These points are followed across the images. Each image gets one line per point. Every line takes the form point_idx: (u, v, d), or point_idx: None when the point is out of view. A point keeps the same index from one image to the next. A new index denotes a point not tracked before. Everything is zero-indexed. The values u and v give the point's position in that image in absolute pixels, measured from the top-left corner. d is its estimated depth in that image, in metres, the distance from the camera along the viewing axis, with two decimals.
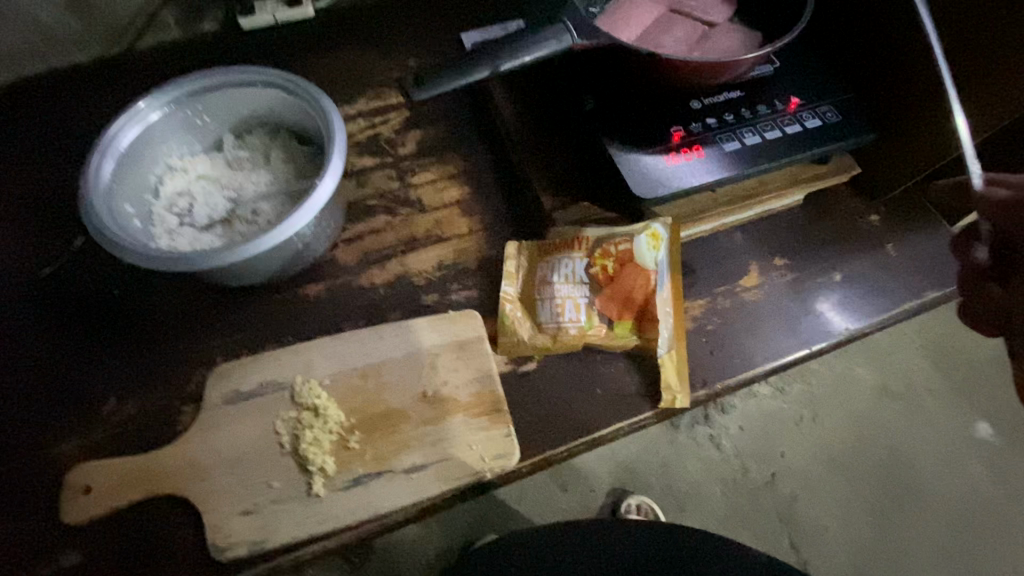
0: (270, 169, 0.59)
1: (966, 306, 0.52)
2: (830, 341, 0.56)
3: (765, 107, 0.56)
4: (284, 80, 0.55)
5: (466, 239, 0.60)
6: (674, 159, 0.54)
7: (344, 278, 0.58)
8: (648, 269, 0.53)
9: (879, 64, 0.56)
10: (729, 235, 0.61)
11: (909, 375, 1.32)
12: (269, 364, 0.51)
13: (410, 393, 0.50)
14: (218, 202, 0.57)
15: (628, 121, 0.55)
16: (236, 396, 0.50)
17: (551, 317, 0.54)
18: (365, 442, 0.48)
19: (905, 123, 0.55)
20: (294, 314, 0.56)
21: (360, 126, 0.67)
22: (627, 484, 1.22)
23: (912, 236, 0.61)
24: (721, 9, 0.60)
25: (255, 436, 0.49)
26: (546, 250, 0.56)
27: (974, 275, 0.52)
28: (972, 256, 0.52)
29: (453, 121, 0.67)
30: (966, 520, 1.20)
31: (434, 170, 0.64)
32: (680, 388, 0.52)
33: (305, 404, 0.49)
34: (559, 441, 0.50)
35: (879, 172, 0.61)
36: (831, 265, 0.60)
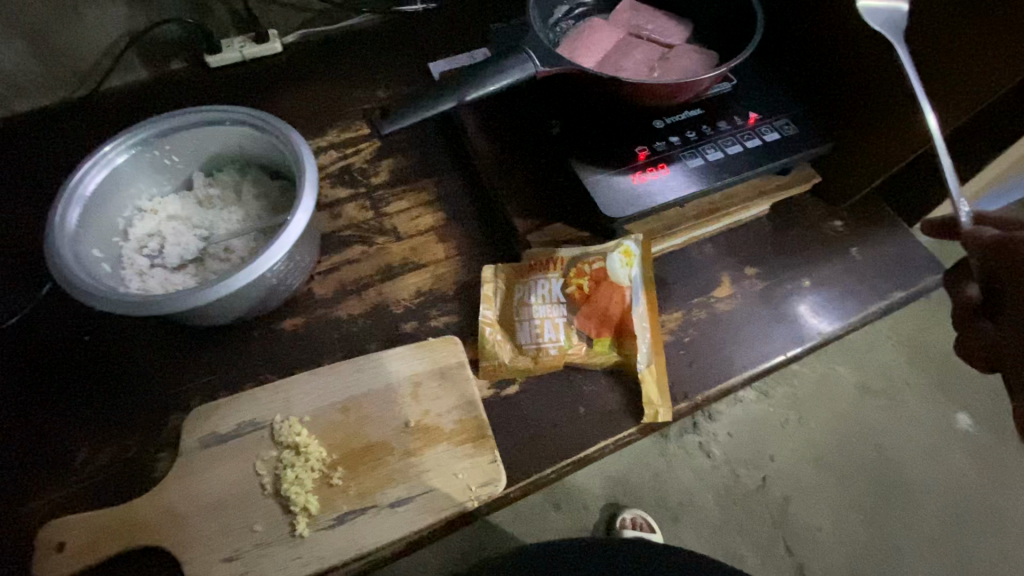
0: (242, 206, 0.59)
1: (960, 343, 0.43)
2: (804, 346, 0.57)
3: (726, 123, 0.58)
4: (253, 117, 0.55)
5: (442, 265, 0.60)
6: (641, 177, 0.55)
7: (321, 311, 0.57)
8: (622, 285, 0.54)
9: (828, 79, 0.58)
10: (700, 247, 0.62)
11: (887, 370, 1.35)
12: (247, 403, 0.51)
13: (393, 424, 0.50)
14: (190, 241, 0.57)
15: (594, 143, 0.56)
16: (214, 438, 0.49)
17: (530, 338, 0.54)
18: (349, 477, 0.47)
19: (858, 134, 0.58)
20: (271, 350, 0.55)
21: (332, 157, 0.67)
22: (621, 498, 1.22)
23: (874, 239, 0.64)
24: (677, 31, 0.63)
25: (235, 479, 0.47)
26: (522, 272, 0.56)
27: (963, 311, 0.44)
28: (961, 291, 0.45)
29: (424, 149, 0.68)
30: (952, 511, 1.22)
31: (408, 198, 0.65)
32: (661, 402, 0.52)
33: (286, 442, 0.49)
34: (545, 463, 0.50)
35: (837, 180, 0.63)
36: (800, 271, 0.61)
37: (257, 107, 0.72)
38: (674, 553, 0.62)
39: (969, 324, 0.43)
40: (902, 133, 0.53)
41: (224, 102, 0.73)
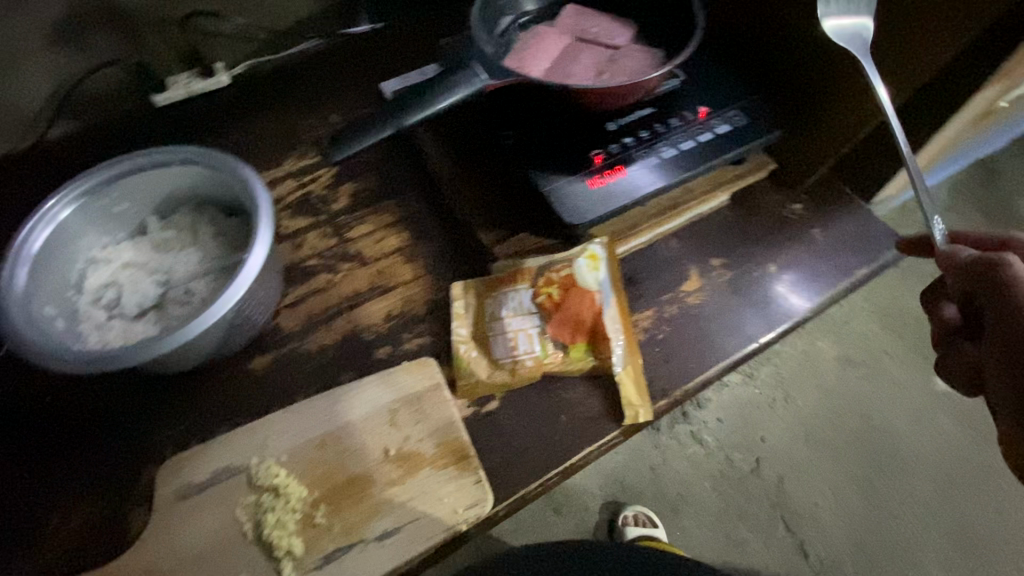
0: (200, 246, 0.58)
1: (942, 365, 0.50)
2: (775, 331, 0.58)
3: (677, 119, 0.58)
4: (201, 155, 0.54)
5: (411, 286, 0.60)
6: (599, 181, 0.55)
7: (291, 345, 0.56)
8: (591, 290, 0.54)
9: (769, 70, 0.60)
10: (666, 243, 0.62)
11: (865, 340, 1.38)
12: (221, 449, 0.49)
13: (372, 455, 0.49)
14: (148, 288, 0.55)
15: (549, 150, 0.56)
16: (190, 489, 0.47)
17: (505, 352, 0.53)
18: (332, 514, 0.46)
19: (805, 119, 0.59)
20: (243, 391, 0.54)
21: (290, 188, 0.67)
22: (619, 496, 1.23)
23: (834, 218, 0.65)
24: (622, 32, 0.64)
25: (215, 530, 0.46)
26: (491, 286, 0.55)
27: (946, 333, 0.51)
28: (942, 313, 0.52)
29: (383, 170, 0.67)
30: (941, 470, 1.25)
31: (371, 222, 0.64)
32: (641, 402, 0.52)
33: (264, 485, 0.47)
34: (531, 476, 0.50)
35: (790, 164, 0.64)
36: (765, 257, 0.62)
37: (211, 144, 0.72)
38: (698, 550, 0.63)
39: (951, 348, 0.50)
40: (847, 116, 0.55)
41: (176, 141, 0.72)
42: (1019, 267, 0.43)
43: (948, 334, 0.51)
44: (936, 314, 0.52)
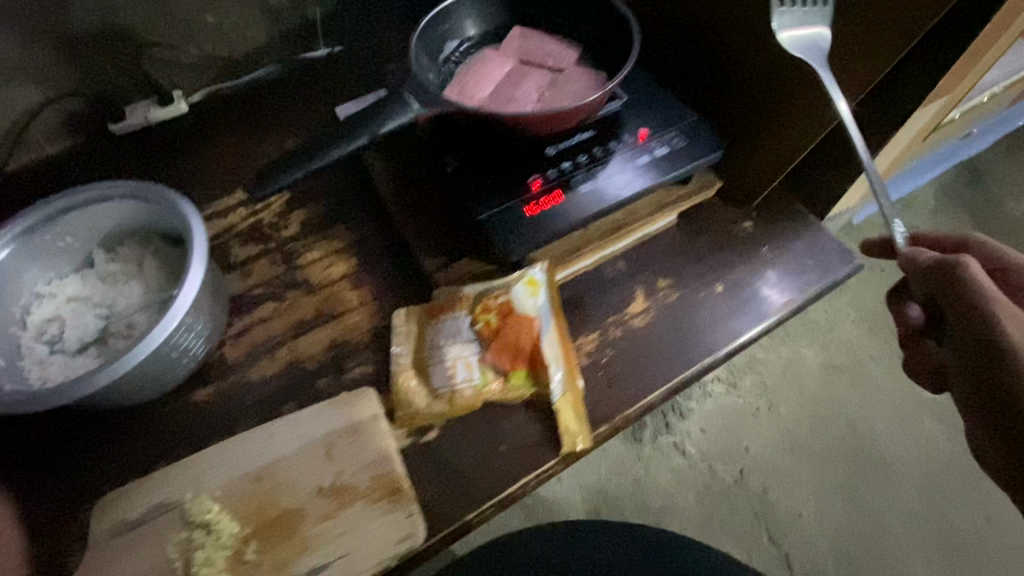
0: (143, 278, 0.58)
1: (909, 363, 0.55)
2: (721, 352, 0.58)
3: (617, 142, 0.58)
4: (140, 189, 0.55)
5: (356, 313, 0.60)
6: (534, 209, 0.55)
7: (234, 376, 0.56)
8: (530, 316, 0.54)
9: (709, 93, 0.61)
10: (612, 265, 0.62)
11: (848, 347, 1.37)
12: (157, 484, 0.49)
13: (306, 488, 0.49)
14: (90, 322, 0.55)
15: (487, 177, 0.56)
16: (124, 526, 0.47)
17: (443, 381, 0.53)
18: (262, 551, 0.46)
19: (745, 138, 0.60)
20: (184, 424, 0.54)
21: (243, 216, 0.67)
22: (602, 509, 1.23)
23: (784, 236, 0.64)
24: (566, 53, 0.63)
25: (146, 568, 0.46)
26: (431, 313, 0.55)
27: (914, 333, 0.53)
28: (906, 314, 0.54)
29: (333, 196, 0.68)
30: (926, 477, 1.23)
31: (320, 249, 0.64)
32: (579, 430, 0.52)
33: (196, 521, 0.47)
34: (467, 508, 0.49)
35: (737, 182, 0.64)
36: (712, 277, 0.62)
37: (168, 172, 0.72)
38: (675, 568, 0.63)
39: (916, 347, 0.54)
40: (785, 135, 0.56)
41: (134, 170, 0.73)
42: (976, 271, 0.44)
43: (913, 334, 0.54)
44: (901, 314, 0.54)
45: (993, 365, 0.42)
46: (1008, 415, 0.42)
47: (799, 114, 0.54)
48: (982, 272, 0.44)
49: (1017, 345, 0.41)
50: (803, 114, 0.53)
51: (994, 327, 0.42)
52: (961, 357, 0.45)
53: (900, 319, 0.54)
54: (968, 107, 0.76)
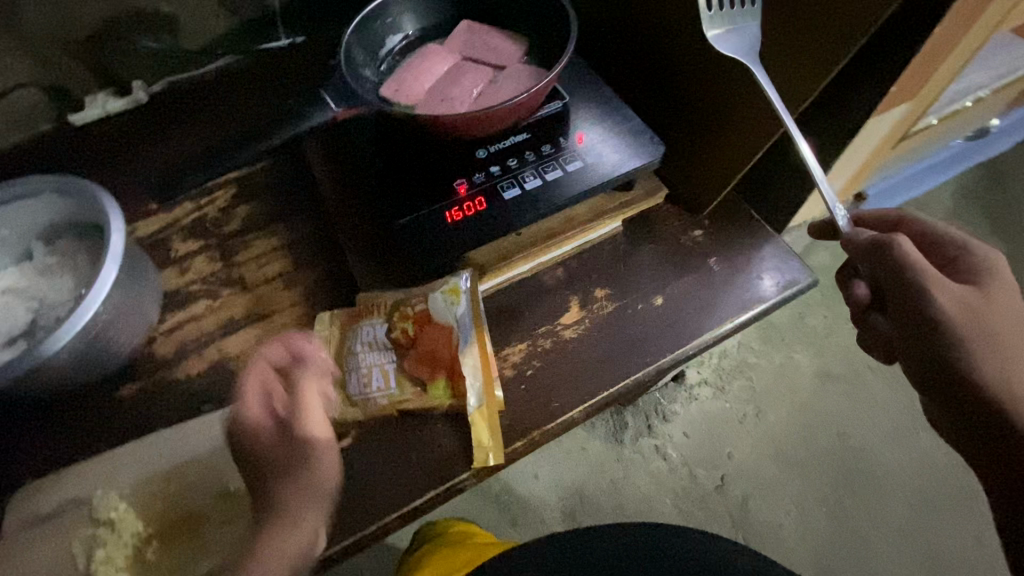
0: (75, 272, 0.58)
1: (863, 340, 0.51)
2: (651, 368, 0.55)
3: (551, 146, 0.56)
4: (70, 185, 0.56)
5: (285, 314, 0.59)
6: (457, 215, 0.54)
7: (160, 373, 0.56)
8: (448, 324, 0.53)
9: (661, 92, 0.59)
10: (550, 272, 0.60)
11: (847, 354, 1.29)
12: (71, 479, 0.50)
13: (213, 491, 0.49)
14: (20, 314, 0.56)
15: (414, 180, 0.55)
16: (35, 519, 0.48)
17: (358, 388, 0.52)
18: (163, 551, 0.47)
19: (695, 139, 0.58)
20: (106, 419, 0.54)
21: (186, 210, 0.65)
22: (579, 510, 1.14)
23: (733, 249, 0.62)
24: (511, 49, 0.60)
25: (50, 563, 0.46)
26: (354, 318, 0.55)
27: (857, 311, 0.50)
28: (852, 292, 0.49)
29: (275, 190, 0.66)
30: (920, 494, 1.16)
31: (258, 245, 0.63)
32: (492, 445, 0.50)
33: (102, 518, 0.48)
34: (371, 517, 0.49)
35: (686, 188, 0.62)
36: (651, 289, 0.59)
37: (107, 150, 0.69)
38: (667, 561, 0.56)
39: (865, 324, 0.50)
40: (740, 134, 0.53)
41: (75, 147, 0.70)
42: (908, 248, 0.44)
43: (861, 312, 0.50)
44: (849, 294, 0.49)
45: (930, 341, 0.44)
46: (956, 379, 0.44)
47: (742, 118, 0.52)
48: (915, 249, 0.44)
49: (950, 320, 0.43)
50: (755, 113, 0.50)
51: (932, 306, 0.43)
52: (900, 332, 0.46)
53: (848, 297, 0.49)
54: (935, 119, 0.81)
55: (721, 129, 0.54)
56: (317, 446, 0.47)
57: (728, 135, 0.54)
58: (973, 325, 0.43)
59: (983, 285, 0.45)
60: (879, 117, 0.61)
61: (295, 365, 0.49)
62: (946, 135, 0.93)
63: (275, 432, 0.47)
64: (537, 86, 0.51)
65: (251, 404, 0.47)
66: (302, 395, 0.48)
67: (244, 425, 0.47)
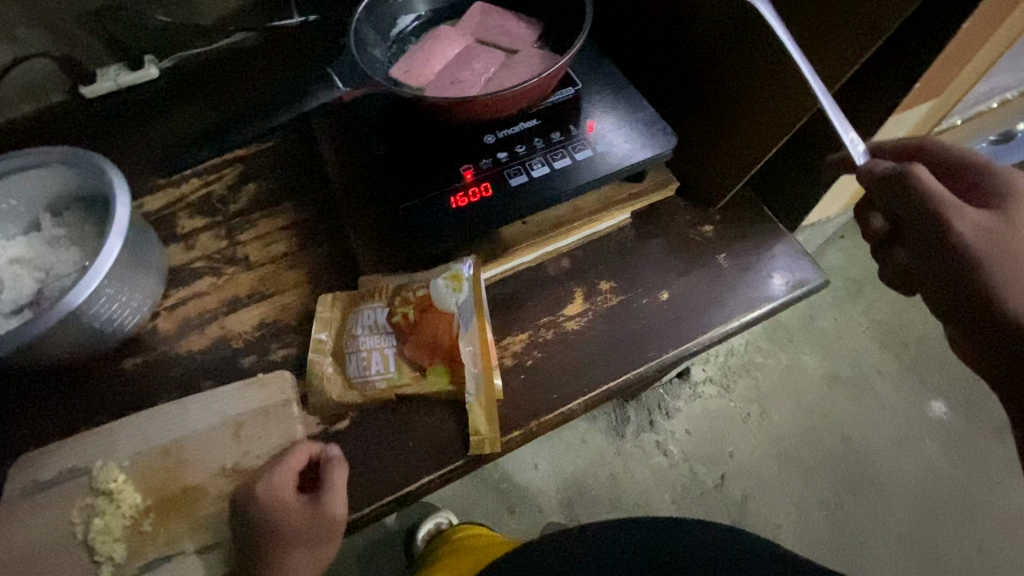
0: (82, 244, 0.58)
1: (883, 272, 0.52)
2: (652, 363, 0.55)
3: (561, 133, 0.55)
4: (76, 156, 0.55)
5: (288, 294, 0.59)
6: (463, 200, 0.53)
7: (163, 348, 0.57)
8: (449, 312, 0.53)
9: (678, 81, 0.57)
10: (556, 262, 0.59)
11: (856, 357, 1.27)
12: (72, 448, 0.50)
13: (209, 467, 0.49)
14: (26, 284, 0.56)
15: (420, 163, 0.54)
16: (37, 487, 0.49)
17: (357, 371, 0.52)
18: (159, 524, 0.47)
19: (711, 132, 0.56)
20: (109, 391, 0.55)
21: (194, 186, 0.65)
22: (576, 501, 1.14)
23: (743, 245, 0.60)
24: (526, 32, 0.59)
25: (51, 529, 0.47)
26: (355, 301, 0.55)
27: (877, 243, 0.53)
28: (869, 224, 0.53)
29: (282, 170, 0.66)
30: (923, 502, 1.14)
31: (263, 224, 0.63)
32: (489, 433, 0.50)
33: (101, 488, 0.48)
34: (366, 500, 0.49)
35: (698, 181, 0.61)
36: (658, 283, 0.58)
37: (114, 120, 0.69)
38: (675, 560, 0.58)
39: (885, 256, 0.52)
40: (757, 130, 0.51)
41: (81, 114, 0.69)
42: (928, 178, 0.42)
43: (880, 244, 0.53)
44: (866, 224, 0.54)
45: (957, 276, 0.42)
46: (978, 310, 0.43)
47: (758, 111, 0.50)
48: (932, 178, 0.42)
49: (974, 251, 0.41)
50: (772, 108, 0.49)
51: (953, 237, 0.42)
52: (925, 266, 0.44)
53: (864, 229, 0.54)
54: (959, 119, 0.78)
55: (738, 122, 0.53)
56: (334, 516, 0.47)
57: (744, 129, 0.52)
58: (1000, 255, 0.41)
59: (1009, 210, 0.43)
60: (903, 114, 0.59)
61: (323, 450, 0.49)
62: (973, 135, 0.89)
63: (304, 509, 0.46)
64: (548, 71, 0.50)
65: (282, 503, 0.46)
66: (328, 474, 0.47)
67: (267, 512, 0.45)
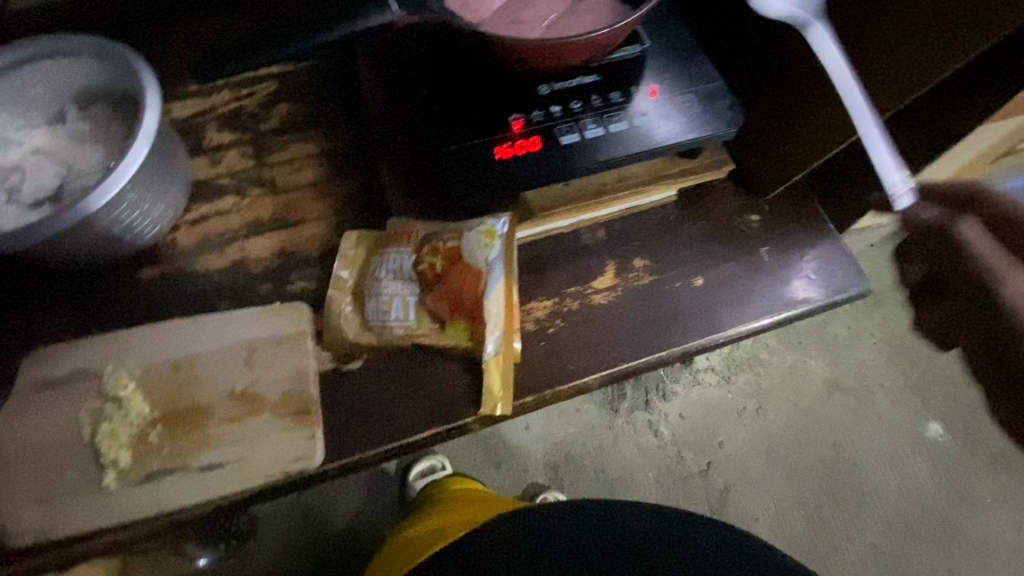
0: (107, 145, 0.56)
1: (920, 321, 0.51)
2: (673, 350, 0.53)
3: (620, 94, 0.51)
4: (107, 50, 0.52)
5: (313, 226, 0.57)
6: (508, 151, 0.50)
7: (181, 263, 0.55)
8: (478, 268, 0.51)
9: (754, 56, 0.53)
10: (592, 231, 0.57)
11: (864, 369, 1.25)
12: (83, 350, 0.50)
13: (219, 388, 0.49)
14: (48, 178, 0.54)
15: (467, 105, 0.51)
16: (46, 383, 0.49)
17: (375, 314, 0.51)
18: (165, 437, 0.47)
19: (778, 116, 0.52)
20: (124, 299, 0.54)
21: (224, 98, 0.61)
22: (562, 467, 1.16)
23: (789, 240, 0.58)
24: None
25: (58, 426, 0.47)
26: (381, 242, 0.53)
27: (913, 289, 0.52)
28: (905, 271, 0.52)
29: (319, 94, 0.62)
30: (901, 517, 1.16)
31: (293, 149, 0.60)
32: (502, 394, 0.50)
33: (111, 394, 0.48)
34: (370, 444, 0.49)
35: (757, 168, 0.57)
36: (694, 269, 0.56)
37: None
38: (664, 545, 0.58)
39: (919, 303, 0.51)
40: (831, 122, 0.48)
41: None
42: (974, 234, 0.45)
43: (916, 291, 0.52)
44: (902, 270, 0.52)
45: (993, 330, 0.44)
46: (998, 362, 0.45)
47: (838, 99, 0.47)
48: (980, 236, 0.45)
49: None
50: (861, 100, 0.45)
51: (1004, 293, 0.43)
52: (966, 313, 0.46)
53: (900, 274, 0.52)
54: None
55: (815, 108, 0.49)
56: None
57: (818, 120, 0.49)
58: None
59: None
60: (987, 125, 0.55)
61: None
62: None
63: None
64: (621, 23, 0.46)
65: None
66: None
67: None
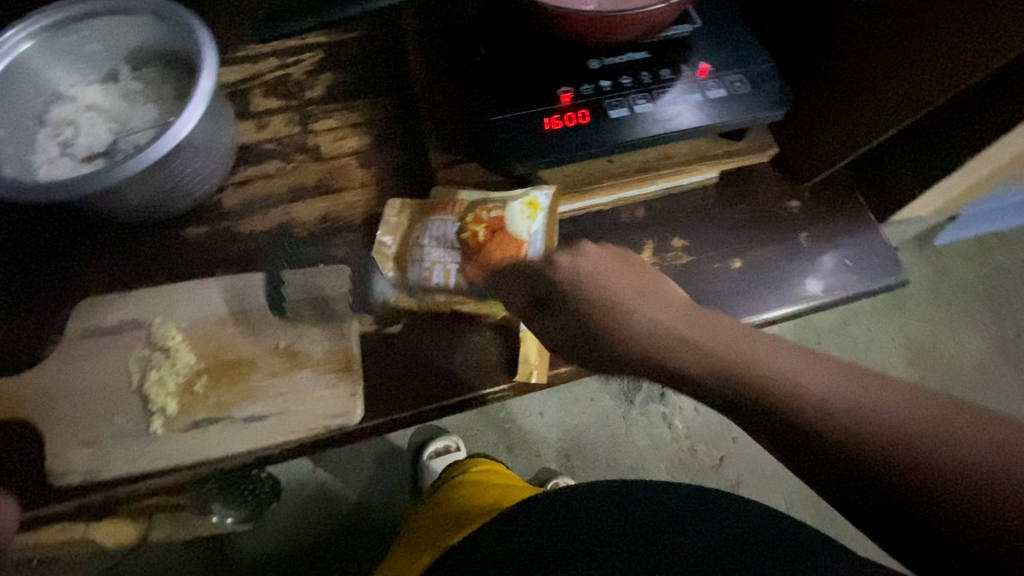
0: (159, 104, 0.57)
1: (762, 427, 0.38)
2: None
3: (670, 72, 0.52)
4: (163, 9, 0.53)
5: (356, 193, 0.58)
6: (556, 123, 0.51)
7: (227, 223, 0.57)
8: (520, 238, 0.52)
9: (806, 40, 0.52)
10: (631, 210, 0.57)
11: None
12: (133, 302, 0.51)
13: (264, 344, 0.50)
14: (102, 133, 0.55)
15: (518, 76, 0.51)
16: (96, 331, 0.50)
17: (417, 280, 0.52)
18: (210, 388, 0.49)
19: (827, 99, 0.52)
20: (171, 255, 0.55)
21: (271, 65, 0.62)
22: (574, 454, 1.17)
23: (827, 228, 0.58)
24: None
25: (108, 372, 0.49)
26: (424, 210, 0.54)
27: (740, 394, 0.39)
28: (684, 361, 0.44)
29: (364, 64, 0.63)
30: None
31: (338, 117, 0.61)
32: (538, 363, 0.51)
33: (159, 344, 0.49)
34: (407, 405, 0.50)
35: (801, 154, 0.57)
36: (731, 252, 0.56)
37: None
38: None
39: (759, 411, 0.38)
40: (886, 104, 0.47)
41: None
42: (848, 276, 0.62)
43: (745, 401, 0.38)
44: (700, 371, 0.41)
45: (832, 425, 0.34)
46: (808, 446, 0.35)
47: (893, 81, 0.46)
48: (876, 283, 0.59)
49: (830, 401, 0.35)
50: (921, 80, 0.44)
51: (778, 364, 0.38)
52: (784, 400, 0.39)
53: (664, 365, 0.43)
54: None
55: (868, 91, 0.48)
56: None
57: (869, 104, 0.48)
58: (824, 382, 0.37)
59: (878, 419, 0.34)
60: None
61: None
62: None
63: None
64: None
65: None
66: None
67: None
